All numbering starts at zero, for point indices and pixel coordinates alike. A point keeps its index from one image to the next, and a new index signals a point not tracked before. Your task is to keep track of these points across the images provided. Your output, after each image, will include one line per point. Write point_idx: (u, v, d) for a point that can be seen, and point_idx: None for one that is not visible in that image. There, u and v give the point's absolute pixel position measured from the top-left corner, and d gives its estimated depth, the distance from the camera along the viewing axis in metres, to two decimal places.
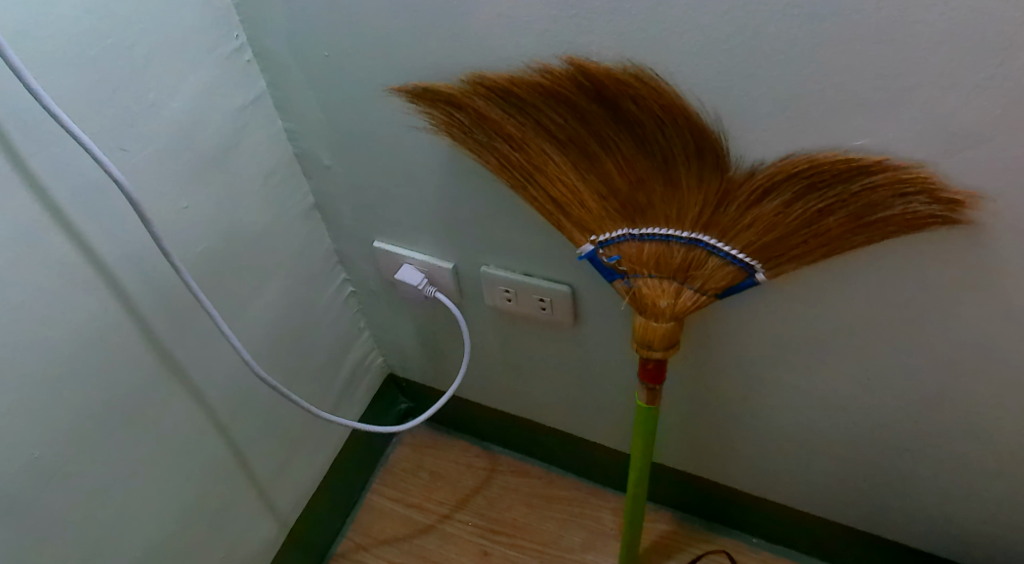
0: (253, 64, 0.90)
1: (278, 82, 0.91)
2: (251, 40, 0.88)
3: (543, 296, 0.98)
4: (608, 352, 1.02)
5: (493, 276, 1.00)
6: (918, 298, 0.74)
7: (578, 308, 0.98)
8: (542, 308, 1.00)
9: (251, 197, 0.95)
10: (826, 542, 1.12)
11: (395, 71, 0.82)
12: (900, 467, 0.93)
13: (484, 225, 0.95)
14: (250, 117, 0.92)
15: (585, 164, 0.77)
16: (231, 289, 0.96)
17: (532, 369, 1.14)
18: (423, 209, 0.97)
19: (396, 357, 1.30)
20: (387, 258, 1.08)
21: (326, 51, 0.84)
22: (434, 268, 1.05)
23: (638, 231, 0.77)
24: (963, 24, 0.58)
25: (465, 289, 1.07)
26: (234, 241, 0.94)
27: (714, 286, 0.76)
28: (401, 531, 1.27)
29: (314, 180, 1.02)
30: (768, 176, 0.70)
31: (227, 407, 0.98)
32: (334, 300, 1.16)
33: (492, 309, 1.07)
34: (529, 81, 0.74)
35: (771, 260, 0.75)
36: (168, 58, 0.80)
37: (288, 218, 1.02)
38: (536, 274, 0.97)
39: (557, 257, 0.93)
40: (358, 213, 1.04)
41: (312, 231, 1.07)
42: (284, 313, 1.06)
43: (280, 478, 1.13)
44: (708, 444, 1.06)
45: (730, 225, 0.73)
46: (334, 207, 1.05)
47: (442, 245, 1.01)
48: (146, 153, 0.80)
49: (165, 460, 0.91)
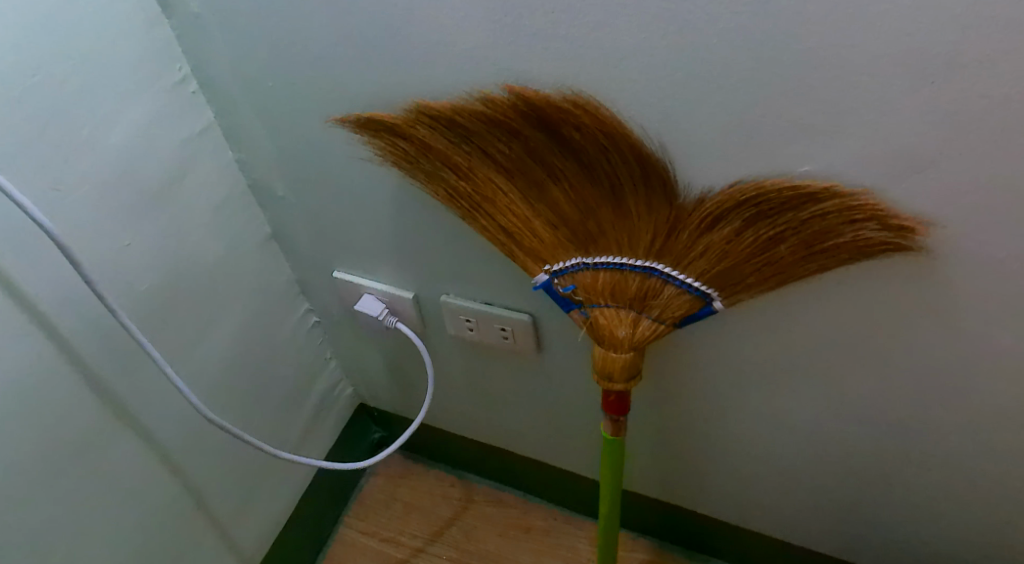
0: (199, 95, 0.88)
1: (227, 112, 0.89)
2: (196, 71, 0.86)
3: (505, 325, 0.95)
4: (574, 381, 0.99)
5: (454, 305, 0.97)
6: (880, 327, 0.72)
7: (541, 337, 0.95)
8: (505, 337, 0.97)
9: (201, 230, 0.93)
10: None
11: (339, 101, 0.80)
12: (873, 494, 0.91)
13: (442, 254, 0.92)
14: (197, 149, 0.89)
15: (533, 191, 0.75)
16: (183, 325, 0.94)
17: (501, 399, 1.11)
18: (380, 238, 0.95)
19: (365, 386, 1.27)
20: (348, 288, 1.05)
21: (271, 81, 0.83)
22: (396, 298, 1.02)
23: (591, 261, 0.76)
24: (904, 49, 0.55)
25: (427, 318, 1.04)
26: (184, 276, 0.92)
27: (672, 316, 0.74)
28: None
29: (270, 210, 1.00)
30: (716, 203, 0.68)
31: (182, 447, 0.96)
32: (298, 331, 1.14)
33: (455, 338, 1.04)
34: (470, 108, 0.72)
35: (727, 288, 0.72)
36: (103, 94, 0.78)
37: (244, 249, 1.00)
38: (496, 303, 0.94)
39: (516, 285, 0.90)
40: (316, 243, 1.01)
41: (270, 261, 1.05)
42: (241, 346, 1.04)
43: (242, 516, 1.10)
44: (679, 473, 1.04)
45: (681, 253, 0.71)
46: (291, 237, 1.03)
47: (401, 273, 0.99)
48: (80, 192, 0.78)
49: (116, 504, 0.89)
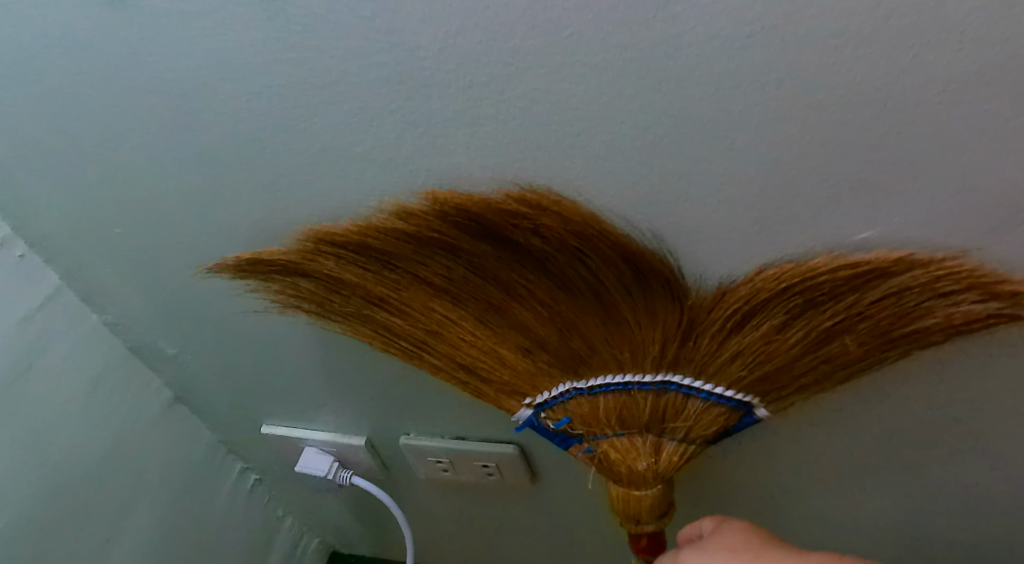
0: (34, 257, 0.67)
1: (77, 271, 0.68)
2: (21, 229, 0.65)
3: (487, 462, 0.75)
4: (583, 506, 0.80)
5: (418, 447, 0.77)
6: (975, 408, 0.54)
7: (534, 467, 0.76)
8: (489, 474, 0.77)
9: (71, 425, 0.72)
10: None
11: (213, 238, 0.60)
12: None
13: (390, 392, 0.72)
14: (45, 326, 0.69)
15: (492, 315, 0.56)
16: (70, 550, 0.72)
17: (498, 532, 0.91)
18: (308, 384, 0.75)
19: (332, 535, 1.06)
20: (284, 442, 0.85)
21: (121, 226, 0.62)
22: (344, 448, 0.82)
23: (586, 384, 0.56)
24: (995, 56, 0.38)
25: (388, 461, 0.84)
26: (57, 491, 0.71)
27: (703, 435, 0.56)
28: None
29: (165, 372, 0.79)
30: (746, 297, 0.50)
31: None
32: (235, 498, 0.92)
33: (427, 478, 0.84)
34: (387, 228, 0.52)
35: (772, 394, 0.54)
36: None
37: (139, 428, 0.78)
38: (470, 437, 0.74)
39: (490, 416, 0.70)
40: (232, 399, 0.81)
41: (180, 430, 0.84)
42: (159, 546, 0.82)
43: None
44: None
45: (706, 360, 0.53)
46: (201, 396, 0.82)
47: (345, 418, 0.79)
48: None
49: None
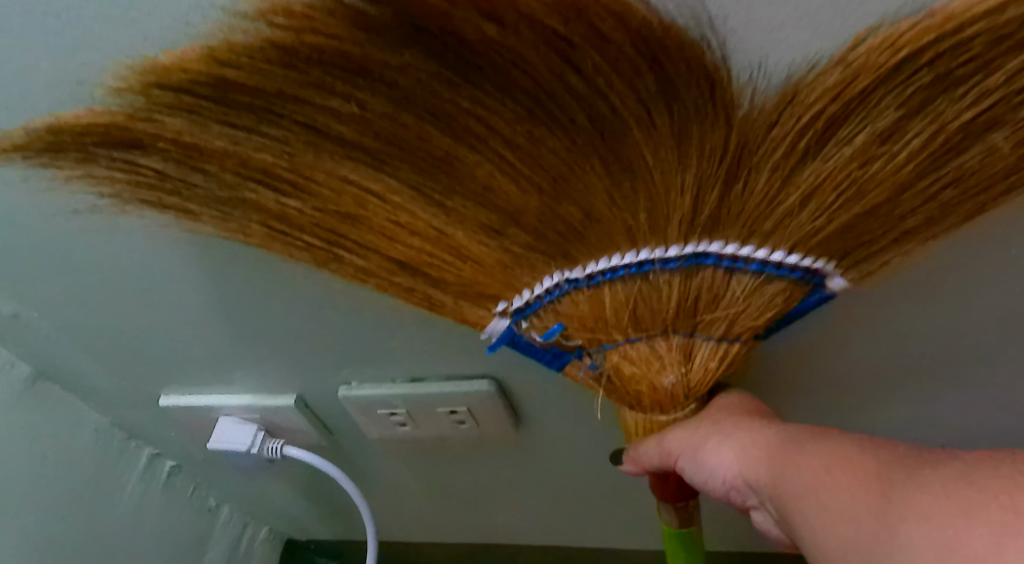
0: None
1: None
2: None
3: (455, 407, 0.56)
4: (586, 465, 0.62)
5: (363, 401, 0.57)
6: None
7: (518, 409, 0.57)
8: (460, 424, 0.58)
9: None
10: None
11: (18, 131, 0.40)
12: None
13: (323, 326, 0.52)
14: None
15: (437, 179, 0.37)
16: None
17: (484, 506, 0.72)
18: (212, 329, 0.55)
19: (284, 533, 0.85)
20: (195, 418, 0.64)
21: None
22: (274, 412, 0.62)
23: (582, 272, 0.38)
24: None
25: (334, 426, 0.64)
26: None
27: (753, 327, 0.39)
28: None
29: (20, 344, 0.59)
30: (836, 88, 0.33)
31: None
32: (148, 502, 0.71)
33: (382, 444, 0.65)
34: (256, 44, 0.33)
35: (860, 256, 0.37)
36: None
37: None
38: (429, 378, 0.55)
39: (465, 344, 0.51)
40: (117, 371, 0.61)
41: (55, 419, 0.63)
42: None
43: None
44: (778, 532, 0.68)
45: (757, 213, 0.36)
46: (74, 365, 0.61)
47: (269, 373, 0.59)
48: None
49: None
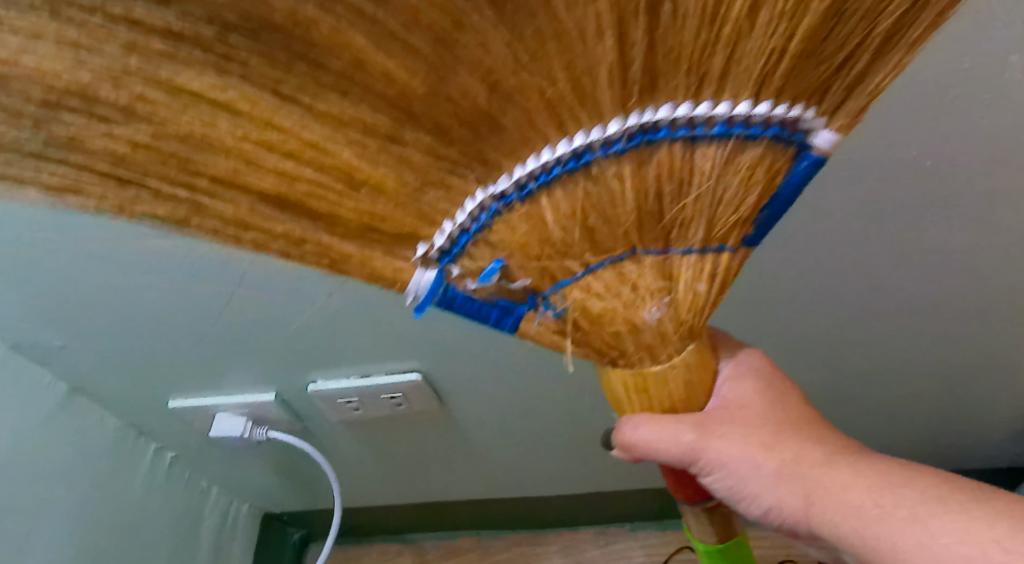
0: None
1: None
2: None
3: (393, 393, 0.76)
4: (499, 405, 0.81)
5: (325, 392, 0.77)
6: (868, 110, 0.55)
7: (439, 389, 0.77)
8: (398, 404, 0.78)
9: None
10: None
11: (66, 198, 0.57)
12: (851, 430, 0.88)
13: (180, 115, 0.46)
14: None
15: (426, 102, 0.43)
16: None
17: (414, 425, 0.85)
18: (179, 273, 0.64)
19: (269, 503, 1.10)
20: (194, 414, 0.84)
21: None
22: (257, 407, 0.81)
23: (510, 183, 0.45)
24: None
25: (302, 412, 0.83)
26: None
27: (772, 182, 0.46)
28: None
29: (56, 365, 0.77)
30: None
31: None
32: (152, 480, 0.91)
33: (342, 423, 0.84)
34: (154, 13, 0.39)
35: (815, 86, 0.44)
36: None
37: (37, 421, 0.76)
38: (374, 372, 0.75)
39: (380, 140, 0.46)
40: (129, 379, 0.79)
41: (76, 422, 0.81)
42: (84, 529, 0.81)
43: None
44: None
45: (706, 44, 0.43)
46: (94, 378, 0.79)
47: (248, 378, 0.78)
48: None
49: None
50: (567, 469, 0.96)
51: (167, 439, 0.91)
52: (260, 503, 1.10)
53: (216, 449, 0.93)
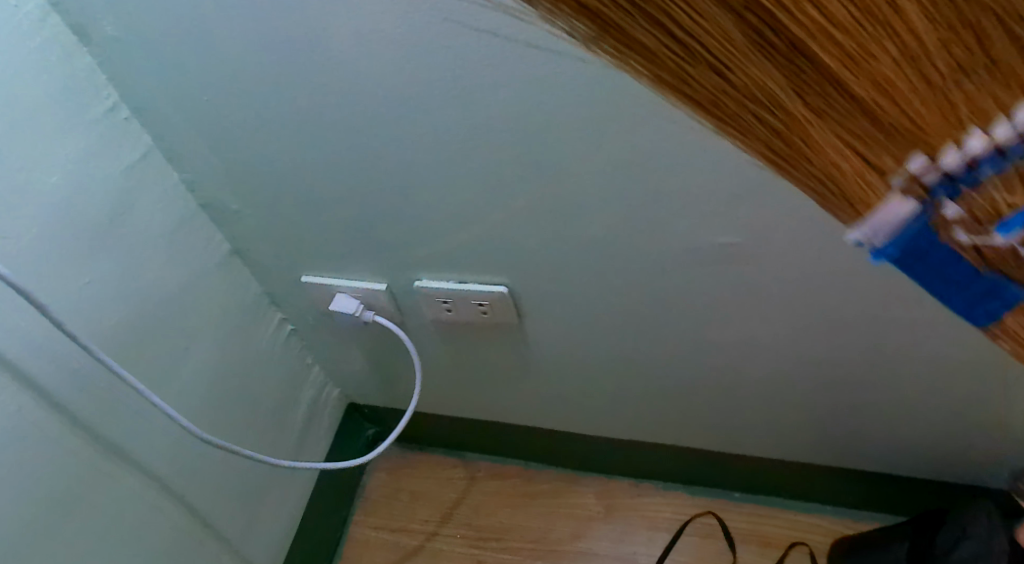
0: (134, 120, 0.79)
1: (166, 135, 0.81)
2: (126, 95, 0.77)
3: (482, 300, 0.92)
4: (562, 332, 0.96)
5: (428, 288, 0.93)
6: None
7: (519, 306, 0.93)
8: (483, 312, 0.94)
9: (162, 258, 0.85)
10: (780, 485, 1.21)
11: (286, 93, 0.72)
12: (867, 424, 0.98)
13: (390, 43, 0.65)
14: (141, 177, 0.81)
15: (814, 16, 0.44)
16: (148, 361, 0.86)
17: (490, 335, 1.00)
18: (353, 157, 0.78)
19: (352, 387, 1.27)
20: (318, 292, 1.01)
21: (207, 94, 0.75)
22: (369, 293, 0.98)
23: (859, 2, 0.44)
24: None
25: (404, 308, 1.00)
26: (151, 308, 0.85)
27: None
28: (393, 557, 1.29)
29: (227, 227, 0.93)
30: None
31: (82, 401, 0.77)
32: (271, 343, 1.09)
33: (433, 321, 1.00)
34: None
35: None
36: (29, 125, 0.70)
37: (207, 270, 0.93)
38: (469, 279, 0.91)
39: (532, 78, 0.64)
40: (279, 252, 0.96)
41: (231, 278, 0.98)
42: (223, 366, 0.99)
43: (253, 535, 1.09)
44: (692, 380, 0.98)
45: None
46: (252, 245, 0.96)
47: (369, 268, 0.95)
48: (29, 240, 0.71)
49: (109, 537, 0.83)
50: (614, 406, 1.09)
51: (288, 311, 1.09)
52: (348, 389, 1.29)
53: (325, 331, 1.12)
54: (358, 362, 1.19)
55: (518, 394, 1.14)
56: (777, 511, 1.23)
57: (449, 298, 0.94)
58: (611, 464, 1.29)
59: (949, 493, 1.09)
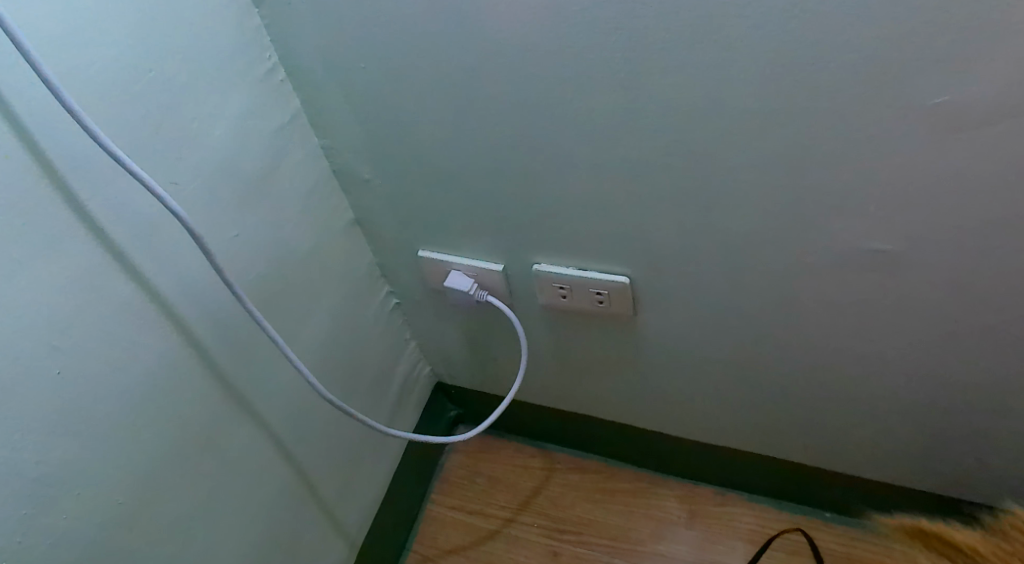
0: (287, 84, 0.83)
1: (315, 100, 0.84)
2: (284, 59, 0.81)
3: (600, 289, 0.92)
4: (676, 328, 0.95)
5: (547, 273, 0.93)
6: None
7: (637, 299, 0.92)
8: (600, 302, 0.94)
9: (297, 217, 0.89)
10: (881, 510, 1.13)
11: (440, 66, 0.76)
12: (991, 453, 0.93)
13: (564, 21, 0.68)
14: (288, 139, 0.85)
15: None
16: (276, 315, 0.89)
17: (601, 325, 1.00)
18: (495, 134, 0.80)
19: (443, 366, 1.25)
20: (432, 270, 1.02)
21: (362, 61, 0.78)
22: (485, 274, 0.98)
23: None
24: None
25: (517, 291, 1.00)
26: (282, 264, 0.88)
27: None
28: (466, 539, 1.26)
29: (355, 197, 0.96)
30: None
31: (220, 349, 0.81)
32: (381, 315, 1.11)
33: (546, 307, 1.00)
34: None
35: None
36: (205, 80, 0.74)
37: (333, 235, 0.96)
38: (590, 266, 0.91)
39: (696, 60, 0.66)
40: (402, 226, 0.97)
41: (352, 247, 1.00)
42: (337, 331, 1.01)
43: (346, 500, 1.11)
44: (807, 389, 0.95)
45: None
46: (376, 217, 0.98)
47: (488, 249, 0.95)
48: (196, 186, 0.75)
49: (229, 484, 0.86)
50: (716, 410, 1.07)
51: (397, 284, 1.09)
52: (440, 369, 1.27)
53: (430, 308, 1.12)
54: (456, 344, 1.18)
55: (617, 388, 1.12)
56: (875, 537, 1.14)
57: (566, 284, 0.94)
58: (698, 470, 1.23)
59: None
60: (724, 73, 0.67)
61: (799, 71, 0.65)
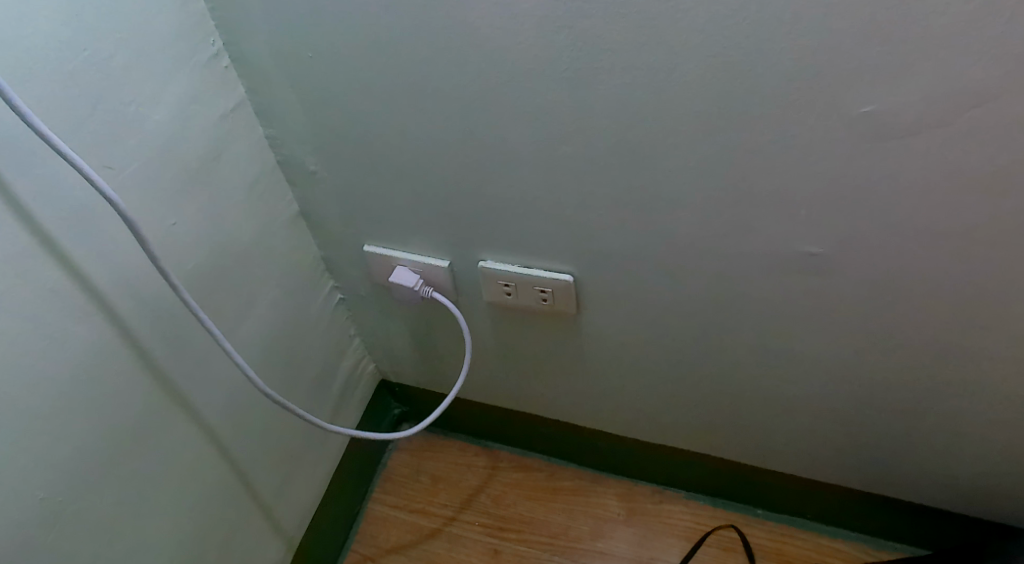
0: (231, 71, 0.82)
1: (260, 89, 0.83)
2: (229, 45, 0.80)
3: (544, 287, 0.93)
4: (618, 327, 0.96)
5: (491, 270, 0.94)
6: (1010, 215, 0.68)
7: (580, 297, 0.94)
8: (543, 300, 0.95)
9: (238, 207, 0.87)
10: (810, 506, 1.16)
11: (387, 59, 0.75)
12: (915, 451, 0.96)
13: (513, 18, 0.68)
14: (230, 126, 0.84)
15: None
16: (214, 307, 0.87)
17: (545, 323, 1.01)
18: (442, 131, 0.80)
19: (387, 363, 1.25)
20: (377, 265, 1.01)
21: (309, 51, 0.77)
22: (429, 270, 0.98)
23: None
24: None
25: (462, 288, 1.00)
26: (222, 255, 0.87)
27: None
28: (408, 538, 1.25)
29: (300, 189, 0.95)
30: None
31: (154, 340, 0.80)
32: (324, 309, 1.10)
33: (491, 304, 1.01)
34: None
35: None
36: (145, 63, 0.73)
37: (276, 227, 0.95)
38: (535, 265, 0.92)
39: (643, 61, 0.68)
40: (346, 219, 0.96)
41: (297, 240, 0.99)
42: (278, 325, 0.99)
43: (284, 496, 1.09)
44: (743, 389, 0.97)
45: None
46: (321, 211, 0.97)
47: (433, 245, 0.95)
48: (133, 172, 0.74)
49: (162, 480, 0.85)
50: (656, 409, 1.08)
51: (341, 279, 1.08)
52: (383, 365, 1.26)
53: (375, 304, 1.11)
54: (400, 341, 1.18)
55: (560, 385, 1.13)
56: (804, 533, 1.18)
57: (511, 282, 0.94)
58: (639, 469, 1.25)
59: (987, 532, 1.05)
60: (668, 75, 0.68)
61: (741, 75, 0.66)
